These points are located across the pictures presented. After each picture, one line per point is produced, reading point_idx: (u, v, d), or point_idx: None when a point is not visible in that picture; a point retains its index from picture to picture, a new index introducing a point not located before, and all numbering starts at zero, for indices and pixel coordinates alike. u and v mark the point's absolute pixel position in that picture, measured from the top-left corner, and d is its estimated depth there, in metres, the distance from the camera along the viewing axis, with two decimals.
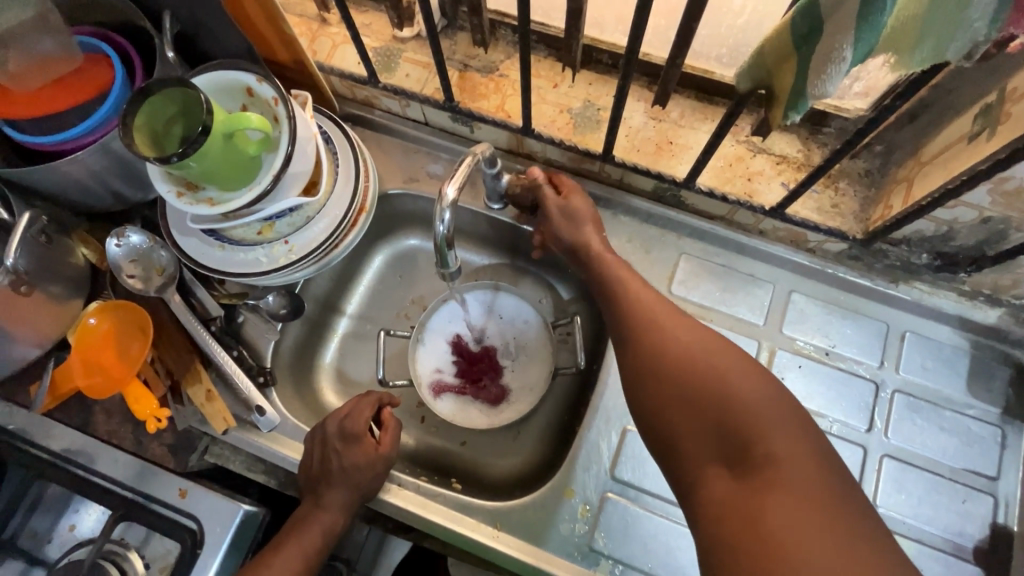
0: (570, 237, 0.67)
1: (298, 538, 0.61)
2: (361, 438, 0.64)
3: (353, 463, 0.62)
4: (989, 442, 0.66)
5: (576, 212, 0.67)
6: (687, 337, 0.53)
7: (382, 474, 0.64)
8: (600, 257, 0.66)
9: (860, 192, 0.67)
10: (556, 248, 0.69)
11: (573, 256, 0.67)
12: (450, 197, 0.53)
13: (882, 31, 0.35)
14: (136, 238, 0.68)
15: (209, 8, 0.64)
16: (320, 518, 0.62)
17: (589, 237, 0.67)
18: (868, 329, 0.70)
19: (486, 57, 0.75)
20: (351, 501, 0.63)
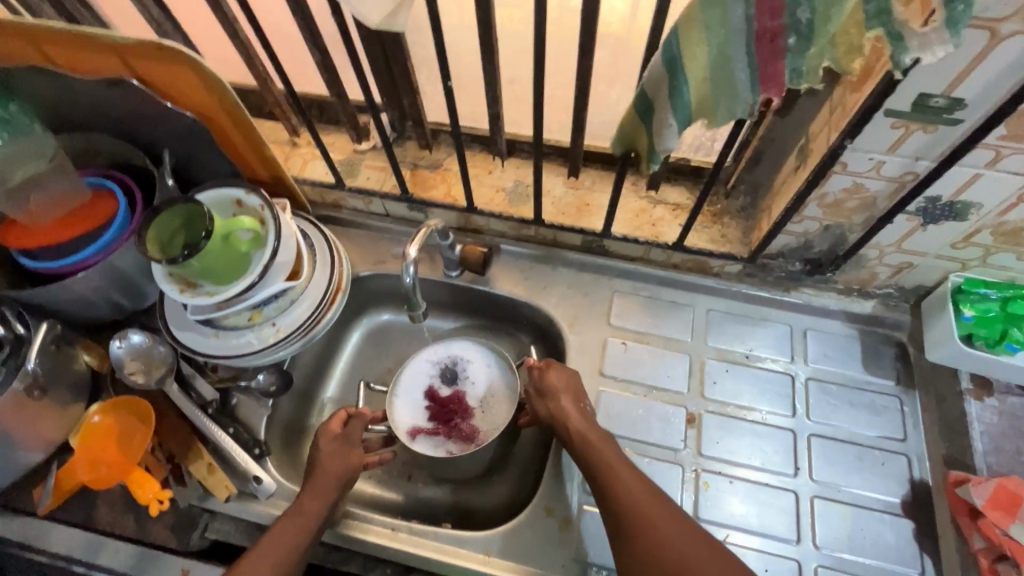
0: (558, 397, 0.73)
1: (280, 530, 0.63)
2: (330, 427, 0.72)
3: (321, 449, 0.70)
4: (893, 410, 0.78)
5: (563, 375, 0.74)
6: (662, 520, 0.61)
7: (354, 458, 0.71)
8: (588, 422, 0.71)
9: (741, 223, 0.84)
10: (544, 409, 0.74)
11: (562, 416, 0.71)
12: (412, 254, 0.67)
13: (689, 106, 0.52)
14: (137, 338, 0.76)
15: (202, 142, 0.80)
16: (300, 508, 0.65)
17: (572, 399, 0.73)
18: (776, 332, 0.84)
19: (431, 157, 0.92)
20: (325, 480, 0.67)
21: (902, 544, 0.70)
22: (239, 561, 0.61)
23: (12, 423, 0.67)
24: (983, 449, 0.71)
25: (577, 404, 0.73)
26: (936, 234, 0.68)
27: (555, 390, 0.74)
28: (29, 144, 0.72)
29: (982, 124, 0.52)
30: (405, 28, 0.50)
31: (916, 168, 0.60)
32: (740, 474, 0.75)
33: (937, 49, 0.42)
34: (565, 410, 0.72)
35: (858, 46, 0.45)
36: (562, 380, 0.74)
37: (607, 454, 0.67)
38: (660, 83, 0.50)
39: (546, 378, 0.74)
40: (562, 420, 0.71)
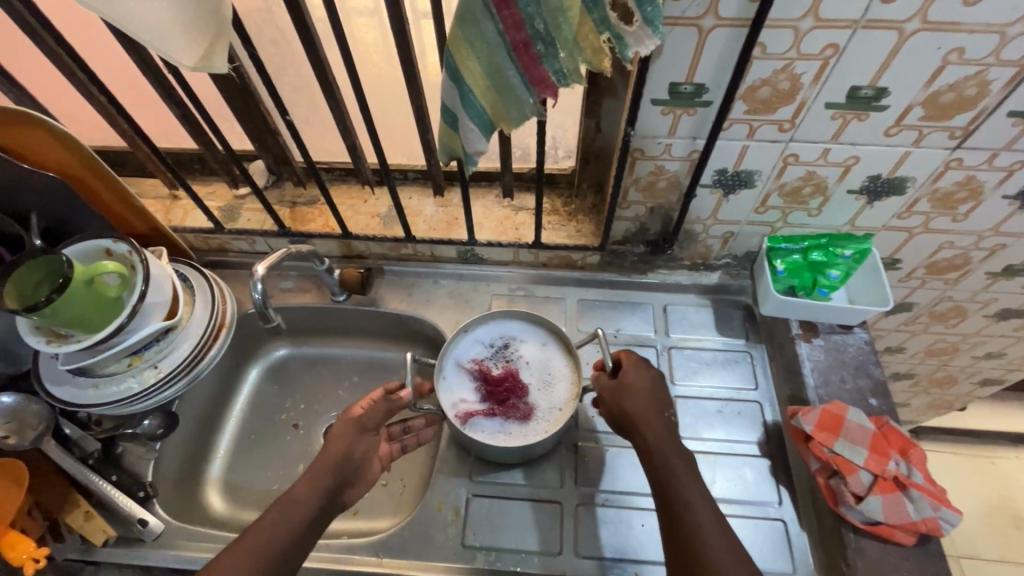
0: (642, 402, 0.67)
1: (268, 529, 0.60)
2: (353, 414, 0.70)
3: (342, 434, 0.68)
4: (744, 363, 0.87)
5: (647, 381, 0.69)
6: (701, 515, 0.59)
7: (363, 445, 0.68)
8: (669, 434, 0.66)
9: (593, 218, 0.93)
10: (619, 412, 0.69)
11: (641, 423, 0.66)
12: (260, 272, 0.73)
13: (484, 110, 0.60)
14: (8, 399, 0.76)
15: (70, 201, 0.82)
16: (297, 496, 0.62)
17: (656, 407, 0.67)
18: (639, 311, 0.93)
19: (307, 193, 0.98)
20: (333, 469, 0.65)
21: (760, 480, 0.77)
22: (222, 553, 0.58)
23: None
24: (813, 383, 0.80)
25: (660, 414, 0.67)
26: (739, 203, 0.79)
27: (636, 394, 0.68)
28: None
29: (723, 101, 0.63)
30: (224, 68, 0.56)
31: (697, 147, 0.71)
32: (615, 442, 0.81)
33: (647, 42, 0.53)
34: (644, 417, 0.66)
35: (597, 47, 0.54)
36: (644, 387, 0.68)
37: (680, 469, 0.63)
38: (452, 95, 0.59)
39: (626, 380, 0.69)
40: (638, 423, 0.66)
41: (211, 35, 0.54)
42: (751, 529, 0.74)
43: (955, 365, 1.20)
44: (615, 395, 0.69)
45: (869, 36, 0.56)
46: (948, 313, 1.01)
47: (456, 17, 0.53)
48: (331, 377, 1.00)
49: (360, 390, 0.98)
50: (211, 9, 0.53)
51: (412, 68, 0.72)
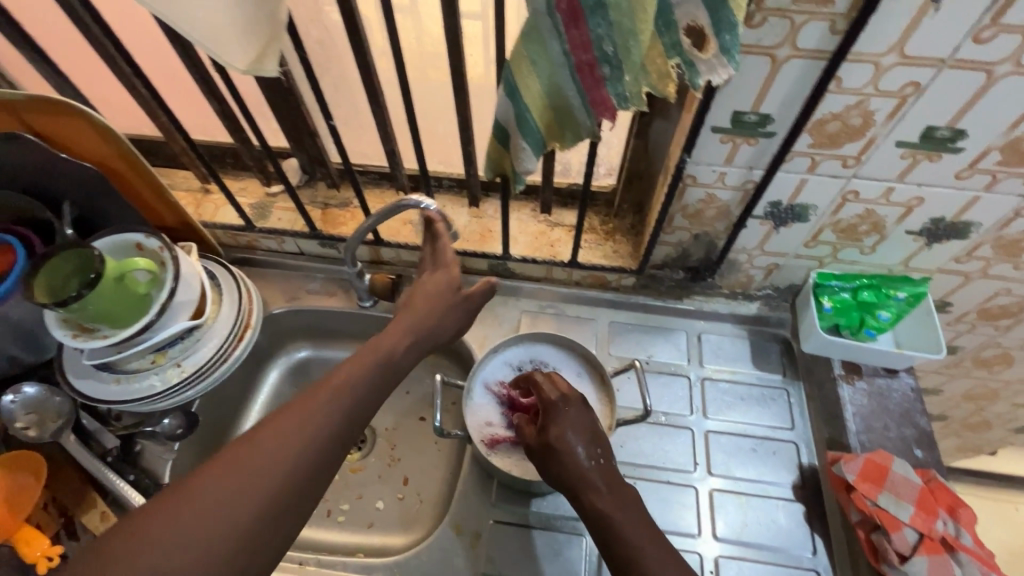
0: (567, 454, 0.61)
1: (313, 418, 0.51)
2: (450, 285, 0.67)
3: (433, 308, 0.65)
4: (781, 401, 0.84)
5: (567, 425, 0.63)
6: (652, 556, 0.54)
7: (455, 321, 0.67)
8: (605, 479, 0.60)
9: (631, 239, 0.91)
10: (554, 474, 0.62)
11: (575, 477, 0.60)
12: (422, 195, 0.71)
13: (537, 131, 0.58)
14: (31, 390, 0.76)
15: (101, 191, 0.81)
16: (371, 364, 0.57)
17: (584, 449, 0.61)
18: (673, 338, 0.90)
19: (340, 196, 0.96)
20: (423, 334, 0.63)
21: (793, 526, 0.74)
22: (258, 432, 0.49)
23: None
24: (855, 429, 0.78)
25: (590, 455, 0.61)
26: (789, 236, 0.76)
27: (561, 439, 0.62)
28: None
29: (789, 134, 0.60)
30: (273, 72, 0.55)
31: (752, 177, 0.68)
32: (644, 474, 0.78)
33: (720, 72, 0.51)
34: (576, 468, 0.60)
35: (664, 73, 0.52)
36: (564, 433, 0.62)
37: (622, 512, 0.58)
38: (507, 112, 0.57)
39: (546, 433, 0.63)
40: (573, 478, 0.60)
41: (264, 39, 0.52)
42: None
43: (994, 410, 1.15)
44: (543, 455, 0.63)
45: (955, 77, 0.53)
46: (994, 360, 0.97)
47: (522, 38, 0.51)
48: None
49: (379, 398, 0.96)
50: (267, 14, 0.51)
51: (461, 80, 0.70)
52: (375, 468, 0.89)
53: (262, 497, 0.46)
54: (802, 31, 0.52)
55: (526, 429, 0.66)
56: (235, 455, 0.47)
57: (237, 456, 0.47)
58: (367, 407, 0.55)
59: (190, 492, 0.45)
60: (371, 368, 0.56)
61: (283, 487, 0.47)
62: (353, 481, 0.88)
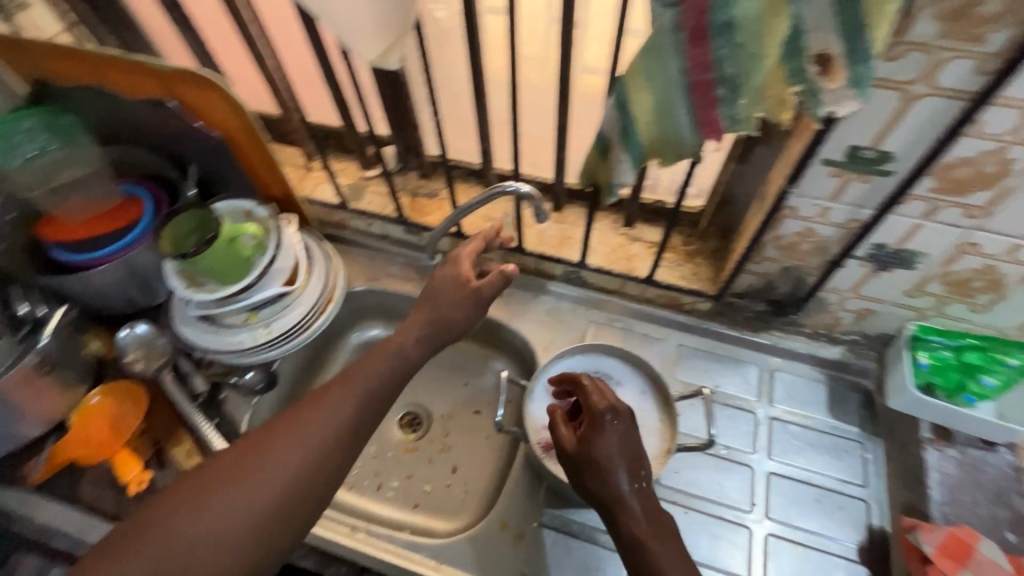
0: (611, 475, 0.60)
1: (324, 423, 0.58)
2: (463, 279, 0.71)
3: (441, 306, 0.70)
4: (856, 455, 0.79)
5: (615, 445, 0.62)
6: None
7: (471, 308, 0.70)
8: (644, 506, 0.61)
9: (712, 263, 0.88)
10: (591, 487, 0.62)
11: (615, 499, 0.60)
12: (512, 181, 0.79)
13: (640, 145, 0.58)
14: (142, 329, 0.84)
15: (224, 159, 0.89)
16: (378, 368, 0.64)
17: (628, 473, 0.61)
18: (743, 371, 0.86)
19: (430, 186, 1.01)
20: (433, 330, 0.69)
21: None
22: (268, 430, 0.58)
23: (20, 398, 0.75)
24: (938, 499, 0.72)
25: (632, 478, 0.61)
26: (889, 282, 0.71)
27: (604, 456, 0.61)
28: (75, 151, 0.84)
29: (909, 175, 0.57)
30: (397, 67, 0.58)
31: (858, 216, 0.64)
32: (697, 505, 0.76)
33: (847, 103, 0.50)
34: (617, 491, 0.60)
35: (783, 100, 0.50)
36: (610, 451, 0.61)
37: (657, 541, 0.59)
38: (612, 122, 0.57)
39: (593, 448, 0.62)
40: (613, 499, 0.60)
41: (394, 34, 0.56)
42: None
43: None
44: (583, 466, 0.62)
45: None
46: None
47: (643, 51, 0.51)
48: None
49: (438, 385, 0.99)
50: (402, 12, 0.55)
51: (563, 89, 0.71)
52: (428, 450, 0.93)
53: (270, 488, 0.54)
54: (943, 70, 0.49)
55: (564, 433, 0.64)
56: (258, 452, 0.56)
57: (247, 452, 0.56)
58: (373, 411, 0.62)
59: (210, 483, 0.54)
60: (379, 376, 0.64)
61: (290, 480, 0.55)
62: (404, 459, 0.92)
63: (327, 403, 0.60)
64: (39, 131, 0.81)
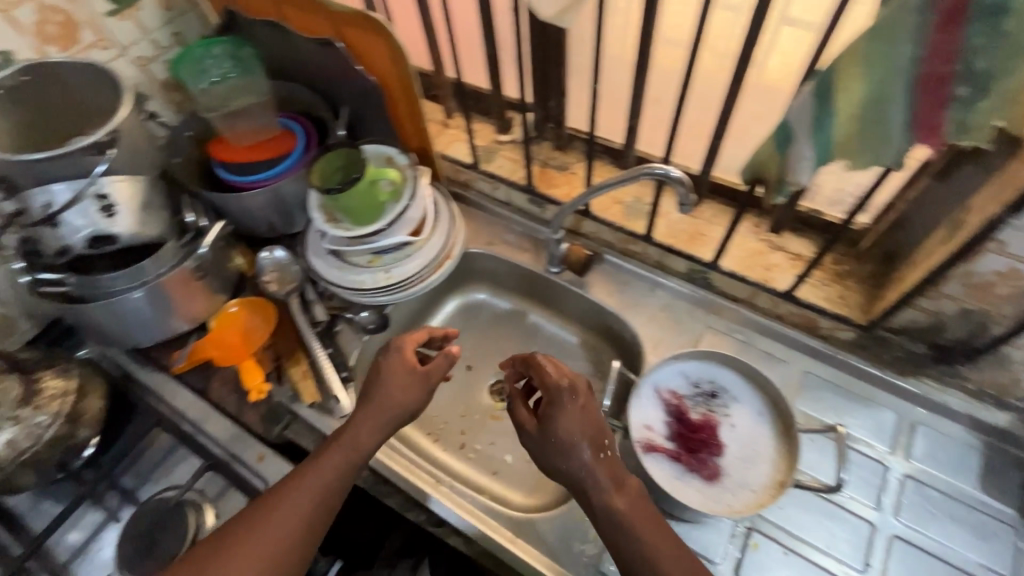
0: (570, 448, 0.61)
1: (269, 539, 0.60)
2: (411, 366, 0.71)
3: (386, 392, 0.69)
4: (1005, 541, 0.68)
5: (571, 420, 0.63)
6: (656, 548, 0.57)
7: (422, 395, 0.71)
8: (612, 475, 0.60)
9: (865, 290, 0.78)
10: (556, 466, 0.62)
11: (582, 473, 0.60)
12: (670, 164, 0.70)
13: (833, 141, 0.51)
14: (280, 254, 0.92)
15: (374, 105, 0.93)
16: (325, 464, 0.65)
17: (589, 447, 0.61)
18: (878, 416, 0.76)
19: (562, 158, 0.98)
20: (387, 422, 0.68)
21: None
22: (222, 538, 0.60)
23: (177, 295, 0.84)
24: None
25: (594, 454, 0.61)
26: None
27: (560, 429, 0.63)
28: (248, 82, 0.91)
29: None
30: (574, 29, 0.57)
31: None
32: (800, 549, 0.69)
33: None
34: (579, 466, 0.60)
35: None
36: (567, 425, 0.63)
37: (632, 514, 0.59)
38: (806, 114, 0.50)
39: (552, 426, 0.63)
40: (580, 474, 0.61)
41: None
42: None
43: None
44: (545, 444, 0.63)
45: None
46: None
47: (869, 33, 0.44)
48: (512, 336, 1.02)
49: None
50: None
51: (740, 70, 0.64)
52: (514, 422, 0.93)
53: None
54: None
55: (520, 412, 0.67)
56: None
57: (205, 561, 0.59)
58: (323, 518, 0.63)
59: None
60: (329, 474, 0.64)
61: None
62: (490, 426, 0.93)
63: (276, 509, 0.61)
64: (228, 58, 0.91)
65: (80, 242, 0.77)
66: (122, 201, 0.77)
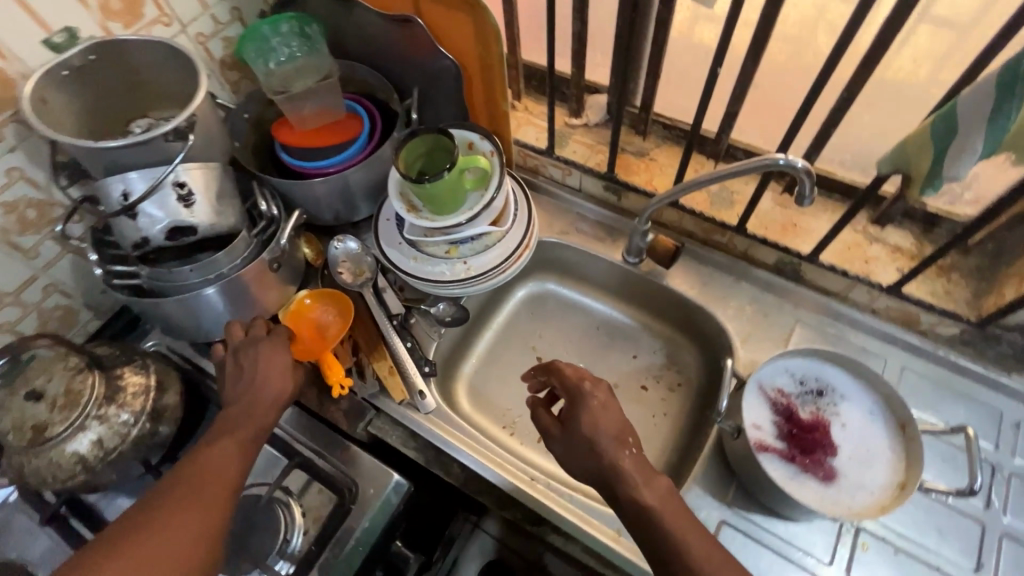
0: (596, 445, 0.62)
1: (174, 538, 0.57)
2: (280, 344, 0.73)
3: (263, 372, 0.70)
4: None
5: (592, 418, 0.64)
6: (677, 529, 0.57)
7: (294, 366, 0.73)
8: (640, 469, 0.61)
9: (972, 284, 0.76)
10: (586, 465, 0.63)
11: (609, 468, 0.61)
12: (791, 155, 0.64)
13: (1008, 133, 0.48)
14: (352, 244, 0.89)
15: (450, 87, 0.88)
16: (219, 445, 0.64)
17: (612, 443, 0.62)
18: (980, 413, 0.75)
19: (640, 144, 0.94)
20: (275, 400, 0.69)
21: None
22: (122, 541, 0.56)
23: (254, 288, 0.81)
24: None
25: (621, 449, 0.62)
26: None
27: (581, 428, 0.64)
28: (315, 62, 0.86)
29: None
30: None
31: None
32: (909, 548, 0.68)
33: None
34: (605, 461, 0.61)
35: None
36: (594, 424, 0.64)
37: (662, 508, 0.58)
38: (983, 107, 0.47)
39: (575, 427, 0.65)
40: (606, 473, 0.61)
41: None
42: None
43: None
44: (575, 448, 0.64)
45: None
46: None
47: None
48: (582, 327, 0.99)
49: (607, 352, 0.96)
50: None
51: (881, 54, 0.59)
52: None
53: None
54: None
55: (546, 419, 0.68)
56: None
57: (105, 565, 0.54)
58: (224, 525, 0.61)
59: None
60: (226, 475, 0.63)
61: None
62: None
63: (160, 527, 0.57)
64: (295, 36, 0.85)
65: (158, 234, 0.72)
66: (196, 188, 0.72)
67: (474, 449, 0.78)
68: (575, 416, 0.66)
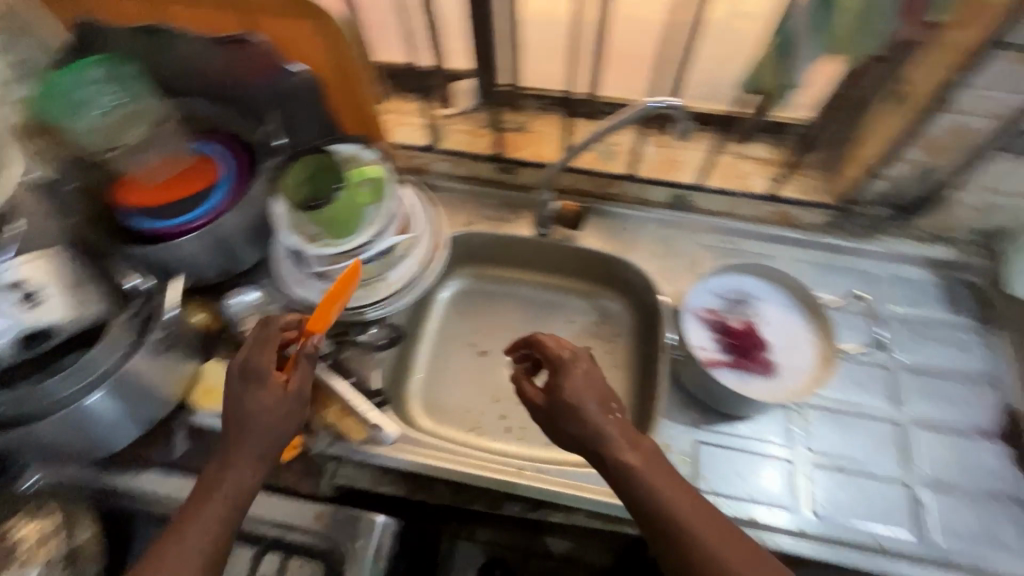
0: (582, 412, 0.61)
1: None
2: (262, 377, 0.62)
3: (248, 421, 0.61)
4: (976, 343, 0.83)
5: (575, 384, 0.63)
6: (668, 492, 0.57)
7: (283, 401, 0.63)
8: (624, 434, 0.61)
9: (823, 175, 0.88)
10: (570, 430, 0.62)
11: (593, 433, 0.60)
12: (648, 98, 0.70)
13: None
14: (251, 296, 0.80)
15: (310, 103, 0.82)
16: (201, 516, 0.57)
17: (597, 408, 0.61)
18: (859, 279, 0.87)
19: (516, 119, 0.95)
20: (259, 453, 0.61)
21: (1000, 463, 0.75)
22: None
23: (153, 375, 0.70)
24: None
25: (604, 413, 0.61)
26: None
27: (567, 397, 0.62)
28: (139, 108, 0.73)
29: None
30: None
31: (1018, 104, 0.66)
32: (842, 408, 0.79)
33: None
34: (591, 425, 0.61)
35: None
36: (575, 390, 0.63)
37: (647, 466, 0.59)
38: None
39: (560, 395, 0.63)
40: (591, 438, 0.61)
41: None
42: (987, 511, 0.72)
43: None
44: (560, 415, 0.63)
45: None
46: None
47: None
48: (513, 309, 0.99)
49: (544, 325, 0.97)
50: None
51: None
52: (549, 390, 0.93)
53: None
54: None
55: (532, 392, 0.66)
56: None
57: None
58: None
59: None
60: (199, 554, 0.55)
61: None
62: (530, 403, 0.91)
63: None
64: (107, 82, 0.72)
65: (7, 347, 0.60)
66: (40, 282, 0.61)
67: (451, 462, 0.75)
68: (558, 387, 0.64)
